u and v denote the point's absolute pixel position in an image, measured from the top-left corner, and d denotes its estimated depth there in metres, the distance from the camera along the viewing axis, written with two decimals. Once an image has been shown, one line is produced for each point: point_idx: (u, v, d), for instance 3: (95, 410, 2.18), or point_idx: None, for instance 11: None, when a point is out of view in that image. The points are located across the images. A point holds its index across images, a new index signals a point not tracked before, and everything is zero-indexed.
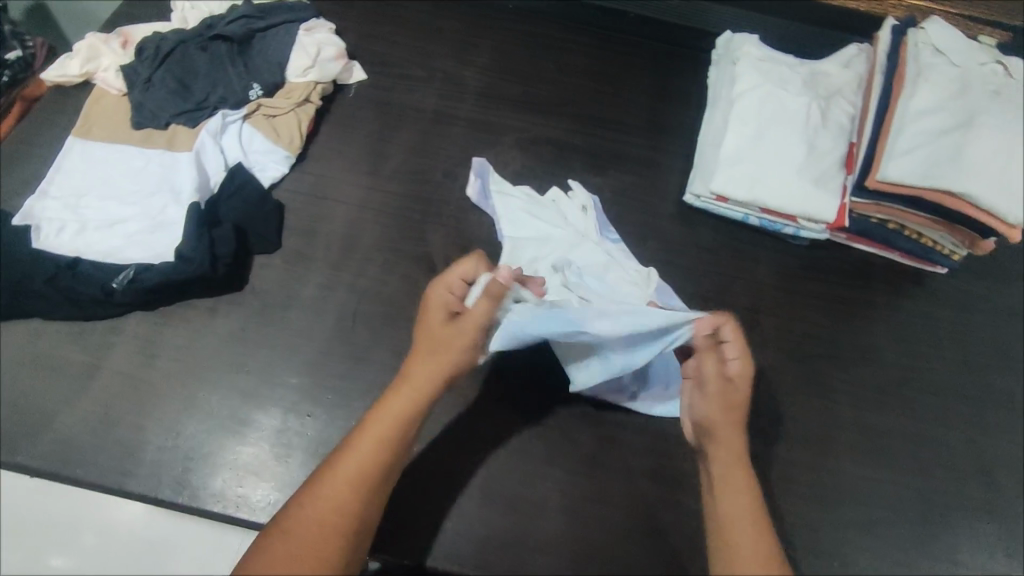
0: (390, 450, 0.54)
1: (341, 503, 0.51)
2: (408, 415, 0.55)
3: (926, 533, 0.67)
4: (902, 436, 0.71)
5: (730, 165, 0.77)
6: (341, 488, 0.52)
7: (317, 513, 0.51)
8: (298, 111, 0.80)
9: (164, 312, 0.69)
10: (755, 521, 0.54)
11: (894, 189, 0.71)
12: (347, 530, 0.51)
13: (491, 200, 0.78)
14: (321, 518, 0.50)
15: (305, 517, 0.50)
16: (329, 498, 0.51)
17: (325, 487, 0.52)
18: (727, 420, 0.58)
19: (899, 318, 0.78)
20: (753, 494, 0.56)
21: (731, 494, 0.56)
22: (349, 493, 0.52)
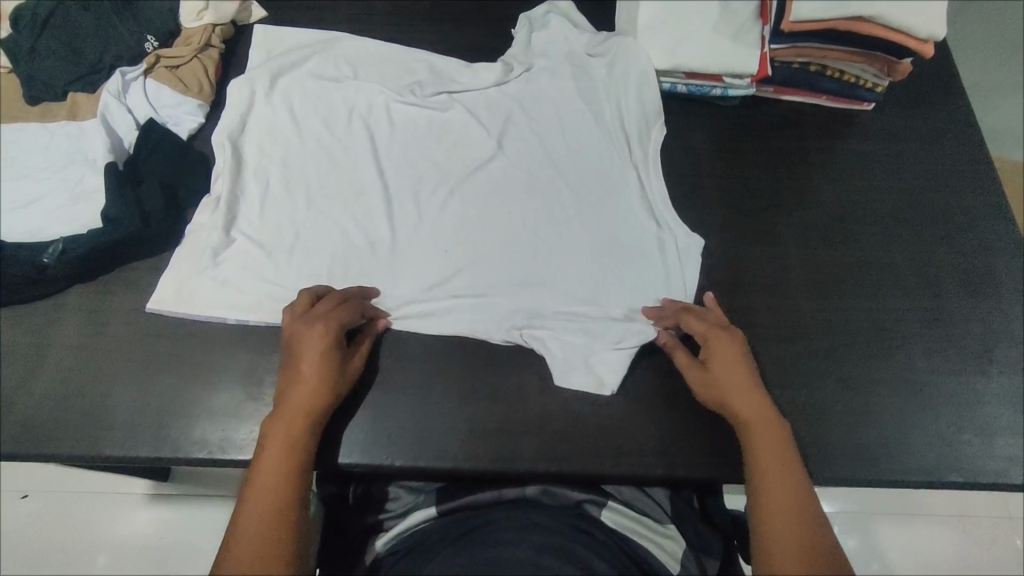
0: (302, 435, 0.56)
1: (282, 481, 0.53)
2: (304, 419, 0.56)
3: (885, 348, 0.70)
4: (851, 266, 0.74)
5: (649, 36, 0.77)
6: (261, 509, 0.52)
7: (244, 552, 0.49)
8: (200, 56, 0.77)
9: (105, 280, 0.67)
10: (787, 499, 0.55)
11: (805, 27, 0.71)
12: (292, 481, 0.54)
13: (385, 139, 0.74)
14: (260, 507, 0.52)
15: (268, 467, 0.54)
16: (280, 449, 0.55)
17: (250, 502, 0.52)
18: (739, 380, 0.61)
19: (833, 159, 0.80)
20: (779, 477, 0.56)
21: (769, 481, 0.56)
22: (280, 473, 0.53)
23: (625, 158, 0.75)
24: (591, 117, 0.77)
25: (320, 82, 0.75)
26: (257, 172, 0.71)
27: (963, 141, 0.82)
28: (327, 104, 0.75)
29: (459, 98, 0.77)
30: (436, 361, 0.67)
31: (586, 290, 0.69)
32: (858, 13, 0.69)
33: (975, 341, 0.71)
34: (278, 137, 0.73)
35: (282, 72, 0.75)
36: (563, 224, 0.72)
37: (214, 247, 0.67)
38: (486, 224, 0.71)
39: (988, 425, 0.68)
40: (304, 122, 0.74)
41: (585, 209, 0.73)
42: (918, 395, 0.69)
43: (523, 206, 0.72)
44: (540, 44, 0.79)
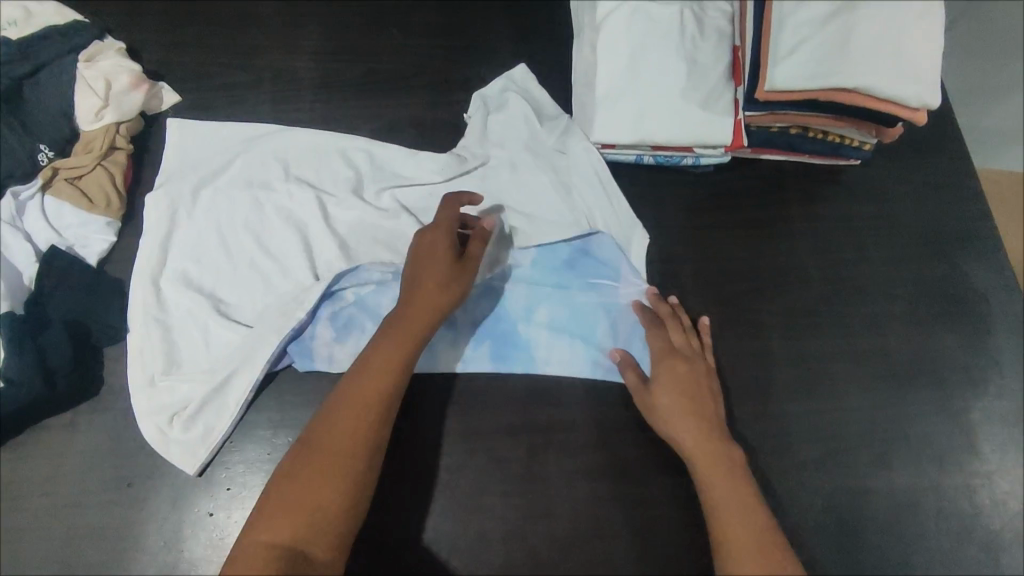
0: (383, 378, 0.56)
1: (356, 421, 0.55)
2: (392, 356, 0.57)
3: (882, 451, 0.65)
4: (841, 355, 0.68)
5: (606, 108, 0.70)
6: (333, 447, 0.54)
7: (295, 491, 0.52)
8: (104, 164, 0.68)
9: (15, 443, 0.60)
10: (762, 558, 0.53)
11: (780, 98, 0.63)
12: (370, 425, 0.55)
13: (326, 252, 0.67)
14: (323, 447, 0.54)
15: (346, 392, 0.56)
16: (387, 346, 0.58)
17: (315, 439, 0.55)
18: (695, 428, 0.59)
19: (819, 228, 0.73)
20: (734, 492, 0.56)
21: (735, 500, 0.56)
22: (357, 411, 0.55)
23: (597, 264, 0.70)
24: (553, 213, 0.71)
25: (250, 190, 0.69)
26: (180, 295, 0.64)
27: (961, 197, 0.74)
28: (259, 215, 0.68)
29: (407, 200, 0.71)
30: (390, 506, 0.61)
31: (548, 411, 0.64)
32: (839, 84, 0.60)
33: (978, 434, 0.66)
34: (205, 255, 0.66)
35: (202, 180, 0.68)
36: (529, 342, 0.67)
37: (139, 387, 0.61)
38: (445, 347, 0.65)
39: (990, 531, 0.63)
40: (233, 237, 0.67)
41: (550, 322, 0.68)
42: (917, 503, 0.63)
43: (484, 325, 0.67)
44: (497, 131, 0.74)
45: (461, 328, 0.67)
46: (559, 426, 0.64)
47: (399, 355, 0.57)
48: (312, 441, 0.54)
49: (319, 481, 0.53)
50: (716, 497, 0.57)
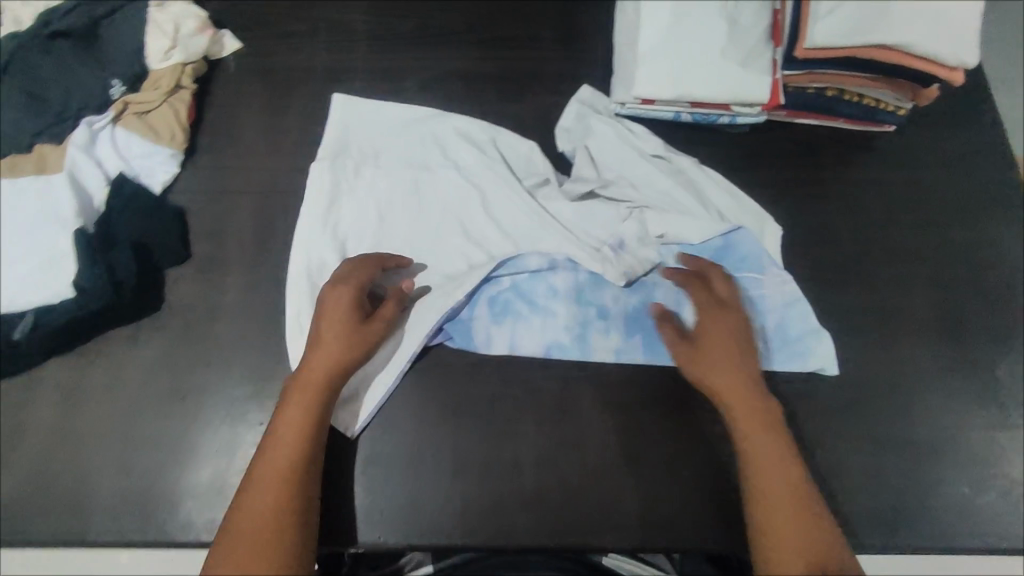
0: (304, 444, 0.55)
1: (277, 496, 0.52)
2: (304, 423, 0.55)
3: (906, 402, 0.66)
4: (869, 310, 0.70)
5: (648, 64, 0.72)
6: (259, 526, 0.51)
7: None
8: (171, 101, 0.72)
9: (81, 351, 0.64)
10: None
11: (823, 54, 0.65)
12: (298, 473, 0.54)
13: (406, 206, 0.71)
14: (249, 529, 0.51)
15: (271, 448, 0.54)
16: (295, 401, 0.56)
17: (241, 521, 0.51)
18: (745, 389, 0.59)
19: (851, 190, 0.75)
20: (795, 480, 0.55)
21: (761, 475, 0.55)
22: (278, 484, 0.53)
23: (739, 259, 0.70)
24: (693, 206, 0.71)
25: (408, 172, 0.72)
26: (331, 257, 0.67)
27: (992, 166, 0.76)
28: (417, 201, 0.71)
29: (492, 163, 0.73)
30: (430, 427, 0.63)
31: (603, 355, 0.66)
32: (879, 41, 0.63)
33: (1002, 390, 0.67)
34: (374, 230, 0.69)
35: (367, 162, 0.72)
36: None
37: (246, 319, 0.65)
38: (595, 333, 0.66)
39: (1011, 484, 0.64)
40: (392, 216, 0.70)
41: (695, 312, 0.68)
42: (940, 452, 0.65)
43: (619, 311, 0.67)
44: (627, 137, 0.75)
45: (610, 317, 0.67)
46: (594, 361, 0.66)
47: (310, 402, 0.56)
48: (231, 530, 0.51)
49: (260, 546, 0.50)
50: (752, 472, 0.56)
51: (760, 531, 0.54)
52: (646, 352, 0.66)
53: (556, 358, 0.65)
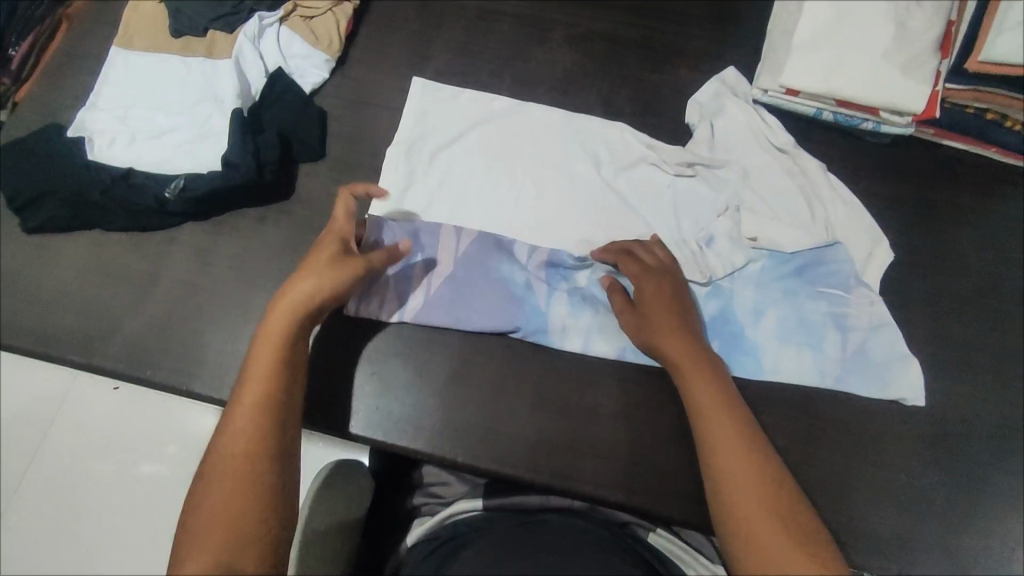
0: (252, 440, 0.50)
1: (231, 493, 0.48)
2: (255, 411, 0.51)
3: (1003, 447, 0.64)
4: (983, 346, 0.67)
5: (804, 53, 0.71)
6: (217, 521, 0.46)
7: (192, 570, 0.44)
8: (335, 11, 0.76)
9: (215, 222, 0.69)
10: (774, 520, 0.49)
11: (1001, 71, 0.63)
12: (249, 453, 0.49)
13: (529, 149, 0.73)
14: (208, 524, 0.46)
15: (216, 462, 0.49)
16: (247, 399, 0.52)
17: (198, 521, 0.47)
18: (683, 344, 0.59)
19: (988, 223, 0.72)
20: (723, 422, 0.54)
21: (715, 434, 0.54)
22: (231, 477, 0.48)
23: (827, 274, 0.67)
24: (801, 212, 0.70)
25: (492, 152, 0.72)
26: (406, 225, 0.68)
27: None
28: (505, 180, 0.71)
29: (616, 127, 0.74)
30: (516, 359, 0.65)
31: None
32: None
33: None
34: (452, 210, 0.69)
35: (445, 140, 0.73)
36: (755, 345, 0.65)
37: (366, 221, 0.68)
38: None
39: None
40: (473, 194, 0.70)
41: (775, 323, 0.66)
42: None
43: (710, 323, 0.66)
44: (757, 127, 0.74)
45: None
46: None
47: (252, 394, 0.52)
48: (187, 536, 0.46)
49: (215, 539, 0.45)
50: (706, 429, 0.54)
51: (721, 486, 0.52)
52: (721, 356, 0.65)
53: (633, 361, 0.64)
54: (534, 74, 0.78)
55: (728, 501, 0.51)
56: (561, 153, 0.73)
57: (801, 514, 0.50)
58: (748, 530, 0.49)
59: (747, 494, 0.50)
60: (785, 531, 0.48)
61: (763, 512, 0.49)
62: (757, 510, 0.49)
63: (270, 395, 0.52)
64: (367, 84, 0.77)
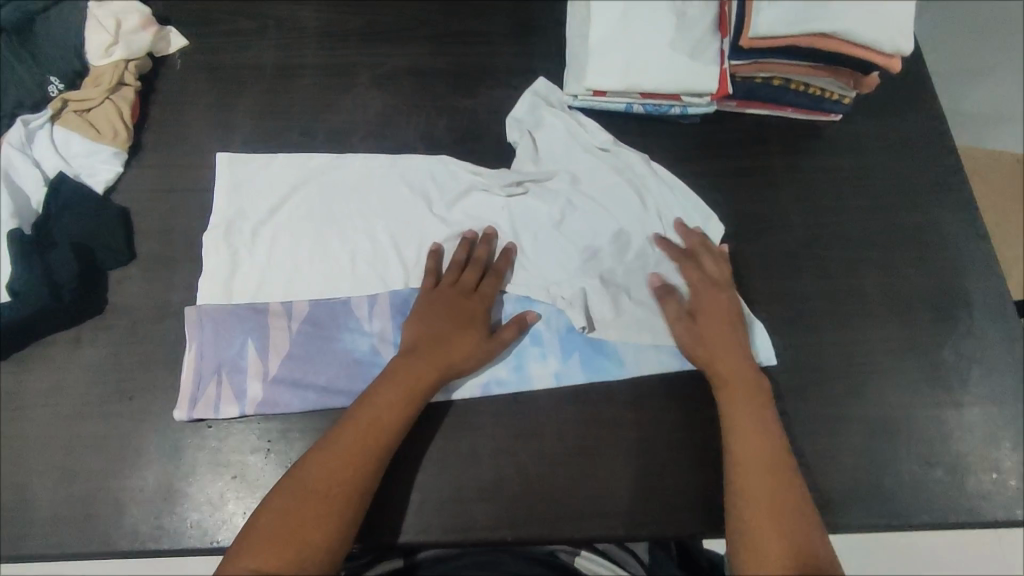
0: (338, 497, 0.54)
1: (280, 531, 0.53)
2: (351, 465, 0.56)
3: (856, 383, 0.68)
4: (819, 294, 0.71)
5: (599, 56, 0.72)
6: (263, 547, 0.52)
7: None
8: (113, 98, 0.70)
9: (21, 358, 0.62)
10: (772, 528, 0.56)
11: (771, 43, 0.67)
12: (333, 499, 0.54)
13: (355, 200, 0.70)
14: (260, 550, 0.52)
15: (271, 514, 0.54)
16: (354, 452, 0.56)
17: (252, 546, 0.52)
18: (733, 359, 0.63)
19: (800, 178, 0.77)
20: (752, 432, 0.60)
21: (740, 446, 0.60)
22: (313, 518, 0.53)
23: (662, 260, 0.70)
24: (632, 206, 0.72)
25: (318, 214, 0.69)
26: (240, 317, 0.64)
27: (935, 153, 0.78)
28: (337, 238, 0.68)
29: (439, 162, 0.72)
30: None
31: (553, 360, 0.65)
32: (817, 30, 0.64)
33: (947, 370, 0.69)
34: (286, 284, 0.66)
35: (264, 216, 0.69)
36: (611, 347, 0.66)
37: (191, 315, 0.63)
38: (529, 359, 0.65)
39: (958, 460, 0.66)
40: (305, 262, 0.67)
41: (626, 321, 0.67)
42: (889, 432, 0.66)
43: (565, 336, 0.67)
44: (575, 131, 0.75)
45: (542, 338, 0.66)
46: (544, 357, 0.65)
47: (367, 453, 0.56)
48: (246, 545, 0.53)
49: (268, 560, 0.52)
50: (734, 438, 0.60)
51: (738, 493, 0.58)
52: (585, 369, 0.65)
53: (496, 394, 0.64)
54: (348, 123, 0.75)
55: (743, 502, 0.58)
56: (389, 198, 0.70)
57: (804, 521, 0.56)
58: (757, 535, 0.56)
59: (760, 500, 0.57)
60: (787, 543, 0.55)
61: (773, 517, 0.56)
62: (769, 518, 0.56)
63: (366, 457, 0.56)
64: (169, 169, 0.71)
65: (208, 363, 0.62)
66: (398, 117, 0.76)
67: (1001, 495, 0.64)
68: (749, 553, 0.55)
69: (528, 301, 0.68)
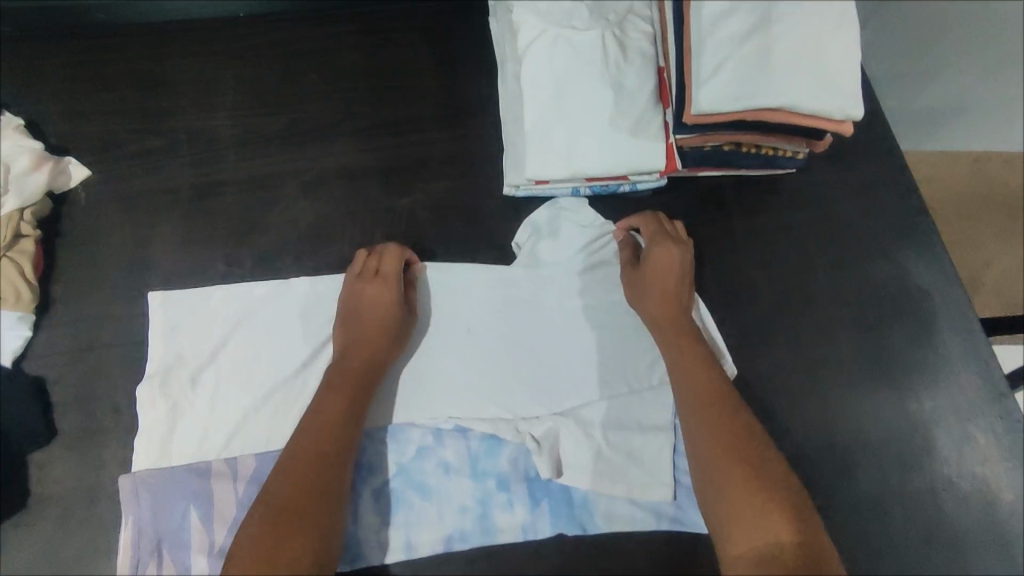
0: (313, 497, 0.52)
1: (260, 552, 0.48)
2: (314, 461, 0.54)
3: (842, 462, 0.65)
4: (795, 368, 0.68)
5: (537, 143, 0.67)
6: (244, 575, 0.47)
7: None
8: (11, 255, 0.64)
9: None
10: (747, 493, 0.51)
11: (716, 119, 0.62)
12: (308, 504, 0.51)
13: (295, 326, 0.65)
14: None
15: (245, 541, 0.49)
16: (313, 450, 0.54)
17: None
18: (673, 309, 0.64)
19: (762, 241, 0.73)
20: (701, 385, 0.59)
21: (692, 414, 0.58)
22: (289, 525, 0.50)
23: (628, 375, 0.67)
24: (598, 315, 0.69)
25: (256, 345, 0.64)
26: (178, 480, 0.59)
27: (896, 195, 0.75)
28: (283, 395, 0.63)
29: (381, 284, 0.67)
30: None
31: (522, 515, 0.62)
32: (761, 105, 0.60)
33: (935, 433, 0.66)
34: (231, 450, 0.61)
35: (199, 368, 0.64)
36: (584, 494, 0.63)
37: (126, 484, 0.58)
38: (497, 510, 0.62)
39: (956, 532, 0.63)
40: (252, 421, 0.62)
41: (601, 473, 0.63)
42: (881, 512, 0.63)
43: (535, 483, 0.63)
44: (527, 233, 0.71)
45: (510, 485, 0.63)
46: (512, 512, 0.62)
47: (324, 449, 0.54)
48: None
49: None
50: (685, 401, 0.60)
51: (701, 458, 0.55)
52: (552, 523, 0.62)
53: (460, 549, 0.61)
54: (276, 243, 0.70)
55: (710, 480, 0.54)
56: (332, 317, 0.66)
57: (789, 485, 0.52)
58: (729, 501, 0.52)
59: (723, 462, 0.54)
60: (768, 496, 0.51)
61: (747, 477, 0.52)
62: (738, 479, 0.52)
63: (323, 452, 0.54)
64: (84, 324, 0.65)
65: (147, 538, 0.57)
66: (331, 228, 0.71)
67: (1004, 564, 0.62)
68: (724, 530, 0.51)
69: (496, 446, 0.63)
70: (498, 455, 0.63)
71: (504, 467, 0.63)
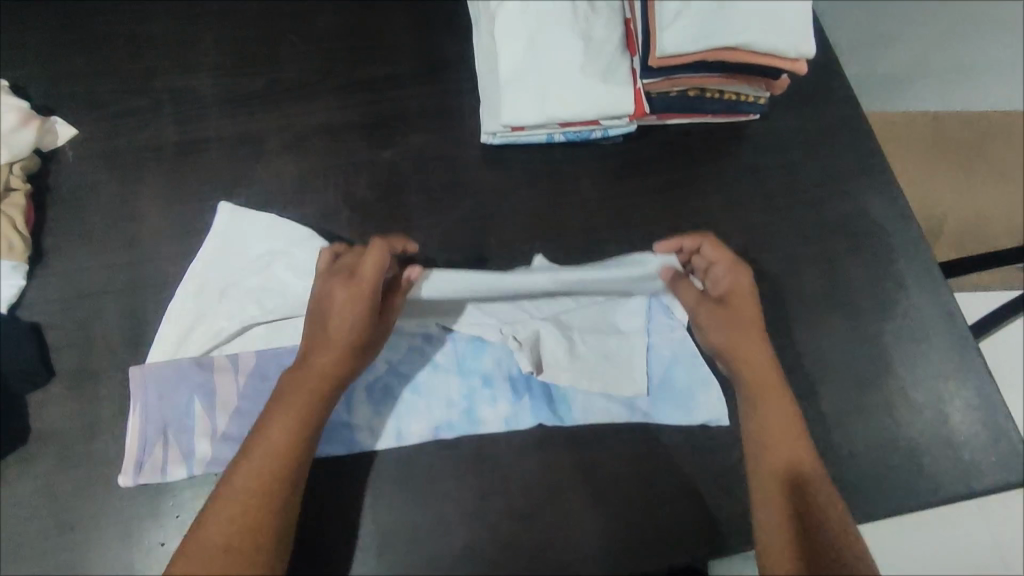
0: (292, 464, 0.54)
1: (250, 492, 0.53)
2: (301, 431, 0.55)
3: (807, 382, 0.69)
4: (762, 298, 0.72)
5: (512, 91, 0.71)
6: (229, 511, 0.52)
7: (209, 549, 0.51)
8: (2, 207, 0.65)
9: None
10: (783, 450, 0.59)
11: (680, 60, 0.66)
12: (291, 462, 0.54)
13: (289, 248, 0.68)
14: (231, 505, 0.53)
15: (232, 479, 0.54)
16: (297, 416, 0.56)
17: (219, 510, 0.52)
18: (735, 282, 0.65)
19: (728, 183, 0.77)
20: (759, 351, 0.63)
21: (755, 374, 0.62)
22: (273, 481, 0.54)
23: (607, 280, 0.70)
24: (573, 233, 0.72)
25: (254, 262, 0.68)
26: (182, 373, 0.62)
27: (853, 139, 0.80)
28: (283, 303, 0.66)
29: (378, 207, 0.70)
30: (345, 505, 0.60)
31: (506, 406, 0.64)
32: (721, 45, 0.64)
33: (892, 354, 0.71)
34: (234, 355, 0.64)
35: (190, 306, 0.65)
36: (564, 391, 0.65)
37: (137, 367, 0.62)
38: (481, 403, 0.64)
39: (914, 442, 0.67)
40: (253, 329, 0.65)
41: (579, 367, 0.66)
42: (845, 426, 0.67)
43: (517, 379, 0.66)
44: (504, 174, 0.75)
45: (495, 382, 0.66)
46: (496, 405, 0.64)
47: (313, 415, 0.56)
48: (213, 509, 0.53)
49: (238, 526, 0.52)
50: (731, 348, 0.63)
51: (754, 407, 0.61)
52: (534, 414, 0.64)
53: (444, 438, 0.63)
54: (262, 195, 0.72)
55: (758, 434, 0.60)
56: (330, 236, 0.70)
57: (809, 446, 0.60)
58: (770, 451, 0.59)
59: (776, 419, 0.60)
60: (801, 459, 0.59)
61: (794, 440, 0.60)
62: (782, 437, 0.60)
63: (309, 414, 0.56)
64: (76, 274, 0.67)
65: (151, 426, 0.61)
66: (316, 180, 0.73)
67: (959, 468, 0.66)
68: (757, 474, 0.59)
69: (481, 345, 0.67)
70: (483, 355, 0.67)
71: (489, 365, 0.66)
